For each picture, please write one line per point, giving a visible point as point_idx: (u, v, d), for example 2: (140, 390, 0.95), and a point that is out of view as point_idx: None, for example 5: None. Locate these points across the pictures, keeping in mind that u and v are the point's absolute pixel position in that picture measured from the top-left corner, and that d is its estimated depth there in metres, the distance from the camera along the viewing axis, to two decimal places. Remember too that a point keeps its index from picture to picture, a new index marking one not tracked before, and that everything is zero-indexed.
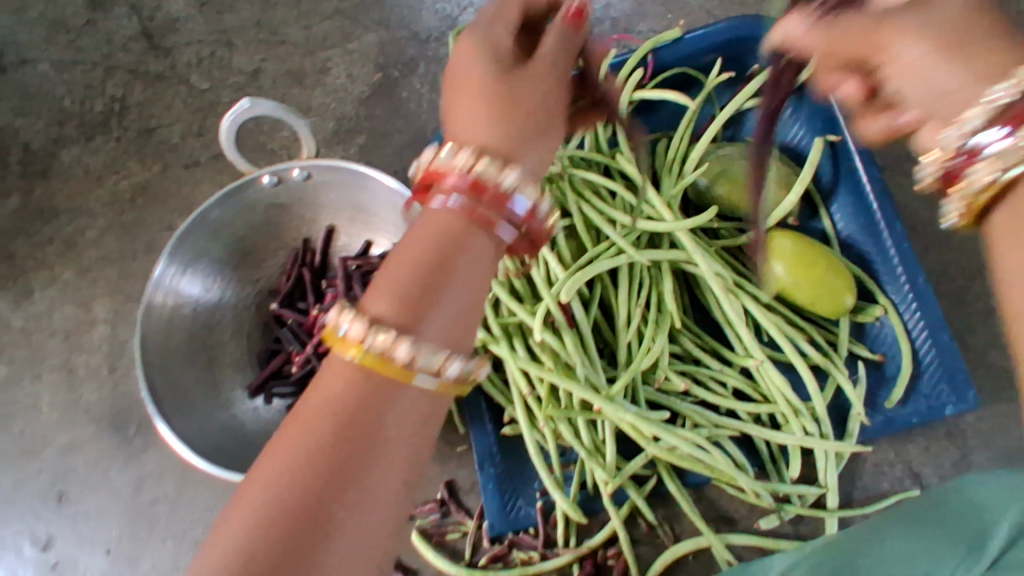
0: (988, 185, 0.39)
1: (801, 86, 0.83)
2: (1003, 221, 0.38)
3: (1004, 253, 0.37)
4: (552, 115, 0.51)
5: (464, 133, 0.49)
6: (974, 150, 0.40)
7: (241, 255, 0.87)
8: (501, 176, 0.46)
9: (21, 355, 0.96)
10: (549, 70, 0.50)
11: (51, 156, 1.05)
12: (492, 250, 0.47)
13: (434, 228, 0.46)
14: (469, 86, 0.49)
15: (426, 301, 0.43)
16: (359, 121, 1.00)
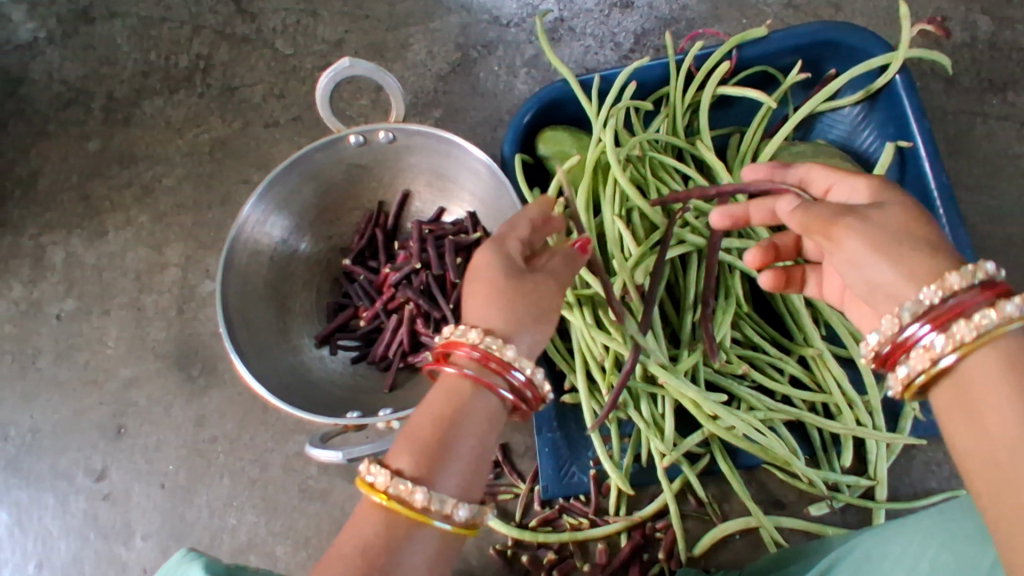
0: (949, 349, 0.43)
1: (875, 93, 0.87)
2: (970, 378, 0.42)
3: (978, 397, 0.41)
4: (555, 289, 0.59)
5: (481, 315, 0.56)
6: (919, 321, 0.45)
7: (320, 210, 0.90)
8: (509, 355, 0.53)
9: (92, 290, 1.01)
10: (547, 287, 0.59)
11: (134, 104, 1.08)
12: (497, 406, 0.53)
13: (448, 398, 0.51)
14: (485, 289, 0.57)
15: (440, 448, 0.49)
16: (437, 95, 1.04)
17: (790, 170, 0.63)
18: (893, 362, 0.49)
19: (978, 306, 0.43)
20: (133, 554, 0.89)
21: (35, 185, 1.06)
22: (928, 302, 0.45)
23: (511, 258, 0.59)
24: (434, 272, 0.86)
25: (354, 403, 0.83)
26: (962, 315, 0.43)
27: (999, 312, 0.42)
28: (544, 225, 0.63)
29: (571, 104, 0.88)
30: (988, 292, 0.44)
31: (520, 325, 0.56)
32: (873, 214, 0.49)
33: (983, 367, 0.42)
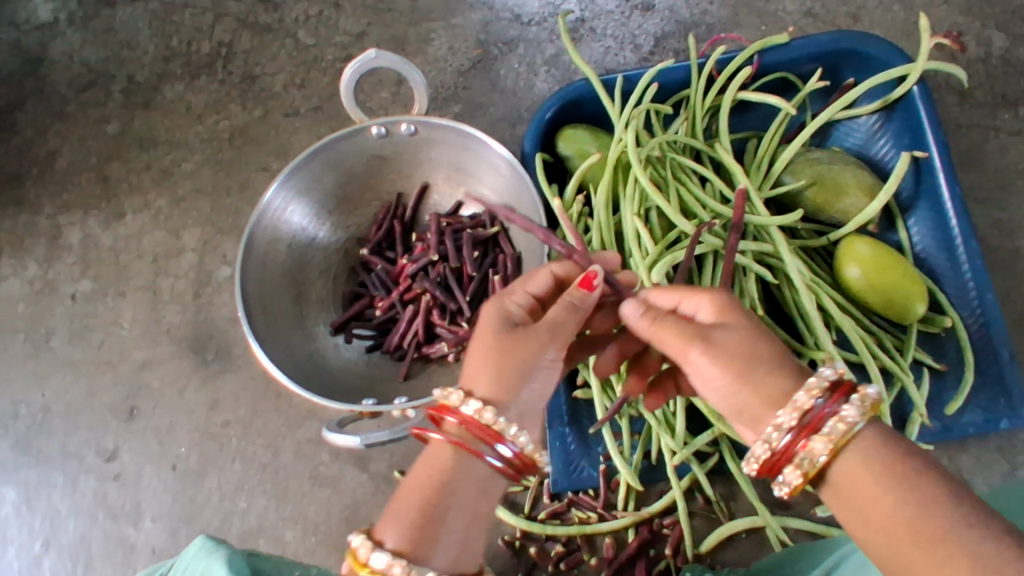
0: (824, 453, 0.46)
1: (892, 103, 0.88)
2: (854, 486, 0.45)
3: (869, 498, 0.44)
4: (550, 341, 0.54)
5: (473, 378, 0.53)
6: (791, 431, 0.47)
7: (339, 200, 0.91)
8: (502, 425, 0.49)
9: (108, 271, 1.01)
10: (545, 340, 0.54)
11: (155, 89, 1.08)
12: (487, 476, 0.50)
13: (435, 468, 0.49)
14: (477, 352, 0.54)
15: (428, 521, 0.47)
16: (457, 90, 1.05)
17: (660, 296, 0.59)
18: (776, 471, 0.49)
19: (833, 411, 0.46)
20: (142, 536, 0.90)
21: (53, 165, 1.07)
22: (791, 422, 0.47)
23: (504, 314, 0.56)
24: (451, 265, 0.87)
25: (370, 392, 0.85)
26: (825, 421, 0.46)
27: (846, 414, 0.46)
28: (540, 274, 0.60)
29: (592, 103, 0.89)
30: (837, 391, 0.47)
31: (510, 390, 0.52)
32: (716, 333, 0.52)
33: (861, 472, 0.45)
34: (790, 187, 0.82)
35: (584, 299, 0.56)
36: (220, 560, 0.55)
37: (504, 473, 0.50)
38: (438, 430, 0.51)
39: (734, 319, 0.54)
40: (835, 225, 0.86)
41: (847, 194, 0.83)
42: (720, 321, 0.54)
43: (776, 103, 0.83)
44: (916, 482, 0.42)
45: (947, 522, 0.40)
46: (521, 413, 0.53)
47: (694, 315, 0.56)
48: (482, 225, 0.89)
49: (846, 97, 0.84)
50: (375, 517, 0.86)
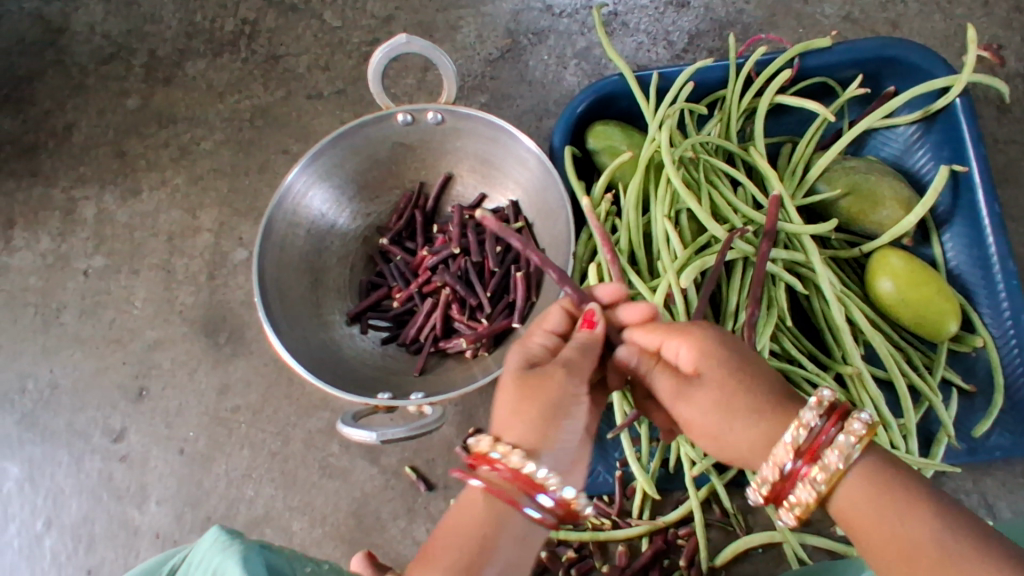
0: (822, 482, 0.45)
1: (933, 114, 0.85)
2: (853, 513, 0.44)
3: (869, 524, 0.43)
4: (568, 376, 0.53)
5: (501, 426, 0.52)
6: (791, 459, 0.46)
7: (361, 186, 0.89)
8: (539, 473, 0.48)
9: (122, 249, 1.00)
10: (563, 378, 0.53)
11: (176, 65, 1.06)
12: (527, 527, 0.48)
13: (471, 518, 0.47)
14: (502, 400, 0.53)
15: (469, 569, 0.45)
16: (484, 80, 1.02)
17: (641, 333, 0.57)
18: (781, 497, 0.49)
19: (831, 437, 0.45)
20: (146, 519, 0.89)
21: (70, 138, 1.05)
22: (786, 456, 0.47)
23: (525, 357, 0.56)
24: (473, 259, 0.85)
25: (384, 383, 0.82)
26: (822, 450, 0.45)
27: (844, 440, 0.45)
28: (553, 311, 0.59)
29: (624, 99, 0.87)
30: (833, 415, 0.46)
31: (540, 434, 0.51)
32: (691, 388, 0.52)
33: (857, 498, 0.44)
34: (825, 195, 0.79)
35: (591, 338, 0.56)
36: (231, 555, 0.54)
37: (545, 523, 0.48)
38: (473, 478, 0.49)
39: (712, 368, 0.51)
40: (869, 236, 0.83)
41: (883, 204, 0.80)
42: (698, 372, 0.52)
43: (814, 107, 0.80)
44: (914, 508, 0.42)
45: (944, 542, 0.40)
46: (556, 458, 0.51)
47: (677, 356, 0.54)
48: (506, 220, 0.87)
49: (888, 106, 0.82)
50: (383, 512, 0.84)
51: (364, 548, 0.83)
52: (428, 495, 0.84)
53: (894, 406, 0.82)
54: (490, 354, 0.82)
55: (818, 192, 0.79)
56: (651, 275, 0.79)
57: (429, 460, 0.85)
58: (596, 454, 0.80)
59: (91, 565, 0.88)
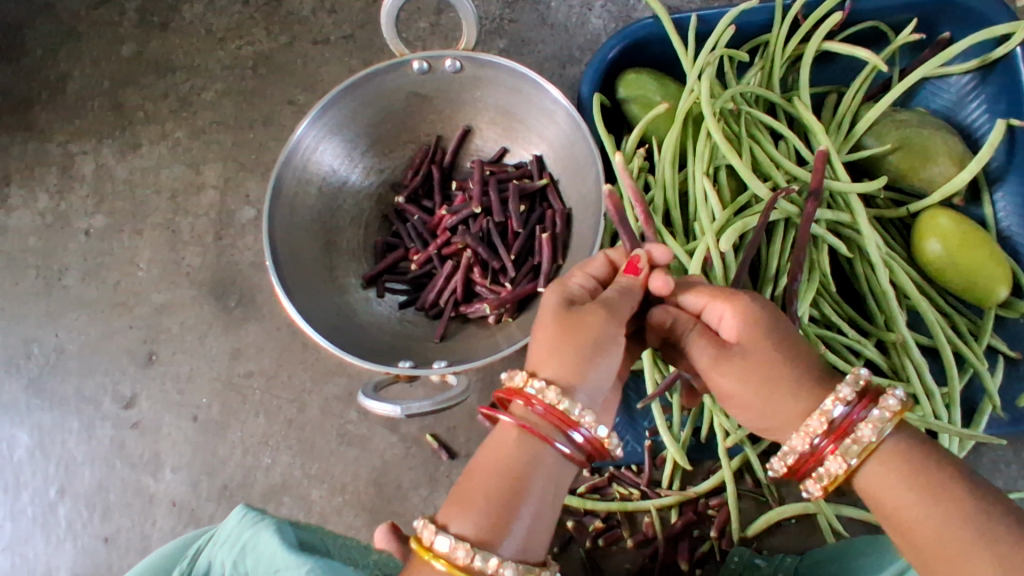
0: (851, 459, 0.44)
1: (991, 62, 0.79)
2: (875, 494, 0.43)
3: (891, 506, 0.42)
4: (609, 319, 0.49)
5: (537, 361, 0.48)
6: (818, 438, 0.45)
7: (374, 139, 0.84)
8: (574, 409, 0.45)
9: (123, 207, 0.95)
10: (602, 320, 0.49)
11: (173, 8, 0.99)
12: (558, 462, 0.45)
13: (503, 453, 0.45)
14: (539, 336, 0.49)
15: (502, 506, 0.43)
16: (502, 24, 0.95)
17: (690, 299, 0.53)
18: (804, 473, 0.47)
19: (860, 419, 0.44)
20: (162, 487, 0.87)
21: (63, 88, 0.99)
22: (819, 430, 0.45)
23: (565, 296, 0.52)
24: (495, 219, 0.80)
25: (405, 351, 0.78)
26: (851, 431, 0.44)
27: (874, 421, 0.43)
28: (596, 258, 0.56)
29: (658, 45, 0.81)
30: (865, 400, 0.44)
31: (575, 370, 0.47)
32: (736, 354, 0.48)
33: (883, 478, 0.43)
34: (875, 151, 0.74)
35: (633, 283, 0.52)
36: (267, 527, 0.53)
37: (575, 459, 0.45)
38: (504, 413, 0.47)
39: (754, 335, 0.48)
40: (917, 195, 0.78)
41: (935, 160, 0.75)
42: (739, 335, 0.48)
43: (864, 55, 0.74)
44: (943, 489, 0.40)
45: (959, 538, 0.38)
46: (591, 396, 0.48)
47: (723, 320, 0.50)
48: (529, 176, 0.83)
49: (946, 52, 0.75)
50: (405, 480, 0.83)
51: (386, 517, 0.82)
52: (451, 464, 0.82)
53: (937, 374, 0.78)
54: (514, 320, 0.79)
55: (867, 147, 0.74)
56: (686, 237, 0.74)
57: (451, 428, 0.82)
58: (624, 423, 0.77)
59: (108, 533, 0.87)
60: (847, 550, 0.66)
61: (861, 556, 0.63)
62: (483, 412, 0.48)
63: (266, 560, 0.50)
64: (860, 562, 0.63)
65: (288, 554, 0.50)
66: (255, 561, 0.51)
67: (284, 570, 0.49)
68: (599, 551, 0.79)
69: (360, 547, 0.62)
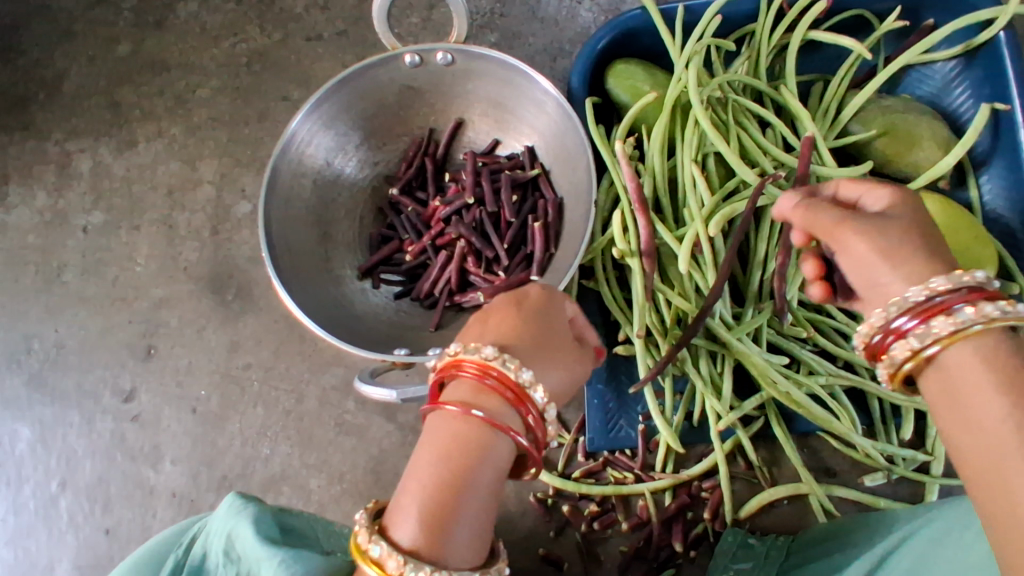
0: (930, 344, 0.41)
1: (975, 49, 0.80)
2: (948, 380, 0.40)
3: (964, 395, 0.38)
4: (558, 321, 0.54)
5: (491, 340, 0.51)
6: (909, 315, 0.42)
7: (367, 133, 0.85)
8: (531, 387, 0.47)
9: (121, 204, 0.96)
10: (550, 320, 0.54)
11: (167, 7, 1.00)
12: (507, 452, 0.46)
13: (453, 446, 0.44)
14: (497, 320, 0.53)
15: (446, 518, 0.42)
16: (493, 18, 0.96)
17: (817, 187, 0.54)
18: (884, 351, 0.45)
19: (962, 305, 0.40)
20: (161, 478, 0.88)
21: (60, 88, 1.00)
22: (912, 305, 0.42)
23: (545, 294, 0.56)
24: (488, 210, 0.81)
25: (401, 340, 0.80)
26: (944, 313, 0.40)
27: (969, 314, 0.40)
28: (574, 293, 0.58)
29: (646, 36, 0.82)
30: (976, 294, 0.40)
31: (537, 364, 0.50)
32: (878, 218, 0.45)
33: (966, 364, 0.39)
34: (860, 137, 0.75)
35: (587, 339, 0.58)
36: (246, 518, 0.52)
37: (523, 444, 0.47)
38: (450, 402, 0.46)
39: (903, 211, 0.46)
40: (903, 179, 0.79)
41: (921, 146, 0.76)
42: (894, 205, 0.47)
43: (851, 43, 0.75)
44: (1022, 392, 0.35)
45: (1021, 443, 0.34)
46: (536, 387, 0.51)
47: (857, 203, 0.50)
48: (520, 166, 0.84)
49: (926, 41, 0.76)
50: (402, 468, 0.84)
51: None
52: None
53: None
54: None
55: (853, 134, 0.75)
56: (676, 224, 0.75)
57: None
58: (618, 408, 0.79)
59: (110, 525, 0.88)
60: (842, 528, 0.67)
61: (856, 532, 0.64)
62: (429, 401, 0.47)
63: (246, 549, 0.50)
64: (853, 539, 0.64)
65: (265, 545, 0.49)
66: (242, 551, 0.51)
67: (255, 566, 0.49)
68: (594, 536, 0.80)
69: (354, 535, 0.63)
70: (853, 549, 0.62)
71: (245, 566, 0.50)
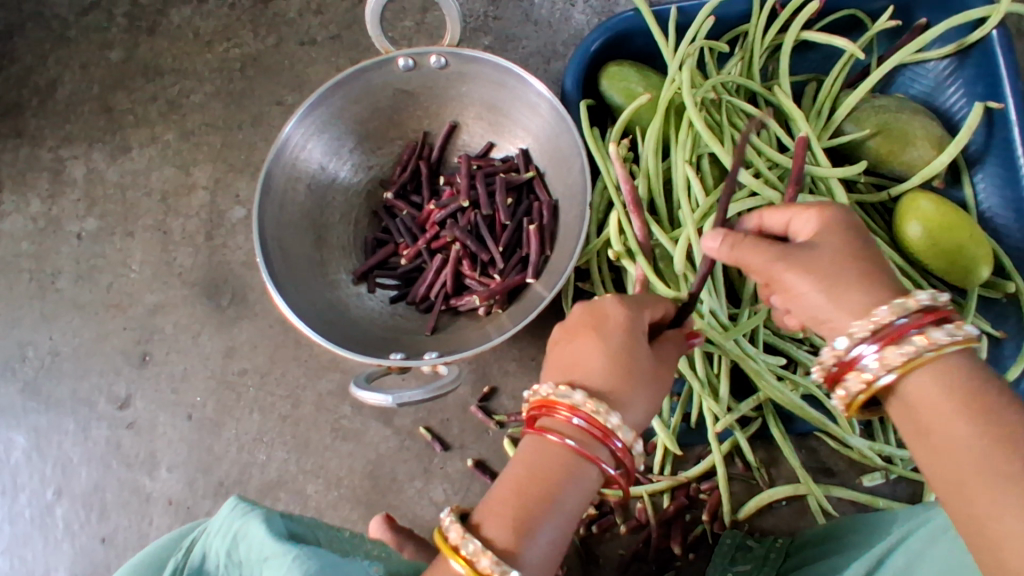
0: (891, 368, 0.43)
1: (967, 47, 0.80)
2: (918, 407, 0.42)
3: (936, 417, 0.40)
4: (651, 364, 0.52)
5: (585, 373, 0.50)
6: (867, 343, 0.44)
7: (362, 137, 0.85)
8: (618, 427, 0.47)
9: (114, 210, 0.96)
10: (645, 356, 0.51)
11: (160, 13, 1.00)
12: (594, 481, 0.47)
13: (551, 470, 0.46)
14: (587, 350, 0.51)
15: (535, 527, 0.45)
16: (487, 21, 0.96)
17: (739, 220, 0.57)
18: (842, 376, 0.46)
19: (924, 329, 0.42)
20: (158, 485, 0.87)
21: (53, 95, 1.00)
22: (866, 334, 0.44)
23: (631, 320, 0.52)
24: (483, 213, 0.81)
25: (397, 344, 0.79)
26: (908, 338, 0.42)
27: (932, 337, 0.42)
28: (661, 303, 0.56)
29: (639, 37, 0.82)
30: (929, 316, 0.43)
31: (628, 411, 0.50)
32: (802, 252, 0.48)
33: (928, 390, 0.41)
34: (853, 137, 0.75)
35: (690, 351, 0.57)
36: (255, 517, 0.52)
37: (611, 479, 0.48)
38: (548, 429, 0.48)
39: (826, 238, 0.48)
40: (897, 179, 0.79)
41: (915, 145, 0.76)
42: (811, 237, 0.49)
43: (843, 43, 0.75)
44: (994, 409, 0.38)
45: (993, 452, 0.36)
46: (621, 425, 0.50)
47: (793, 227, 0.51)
48: (515, 169, 0.84)
49: (921, 38, 0.76)
50: (399, 472, 0.83)
51: (381, 509, 0.82)
52: (445, 455, 0.82)
53: None
54: (505, 311, 0.80)
55: (847, 133, 0.75)
56: (671, 226, 0.75)
57: (443, 420, 0.83)
58: None
59: (106, 533, 0.87)
60: (840, 528, 0.67)
61: (854, 532, 0.64)
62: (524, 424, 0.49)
63: (256, 549, 0.51)
64: (851, 539, 0.64)
65: (276, 543, 0.50)
66: (247, 550, 0.51)
67: (271, 560, 0.49)
68: (592, 538, 0.80)
69: (353, 537, 0.63)
70: (851, 548, 0.62)
71: (254, 562, 0.50)
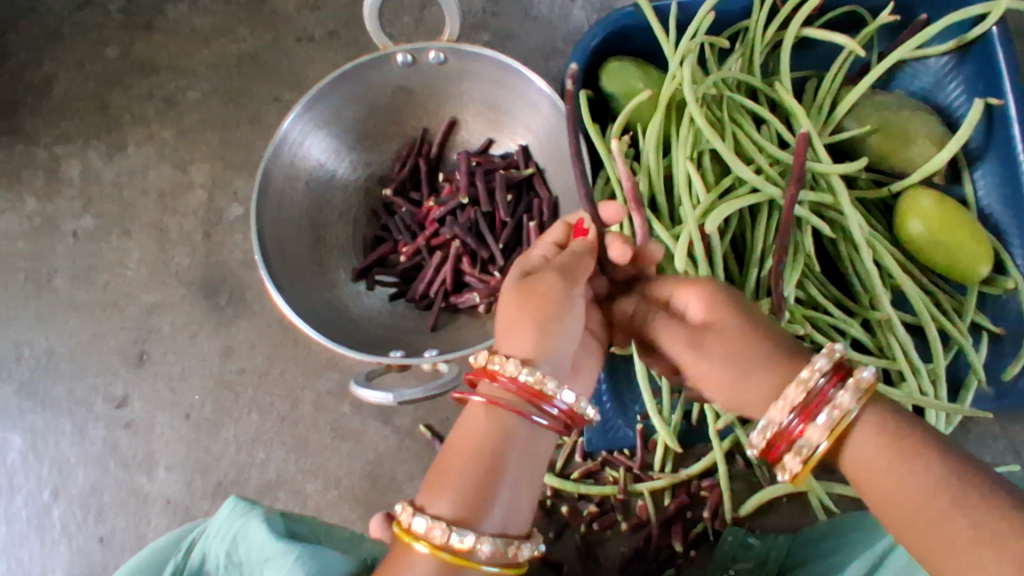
0: (819, 442, 0.42)
1: (967, 44, 0.80)
2: (852, 462, 0.42)
3: (872, 473, 0.40)
4: (565, 287, 0.49)
5: (501, 337, 0.48)
6: (790, 417, 0.43)
7: (360, 134, 0.84)
8: (543, 379, 0.45)
9: (110, 209, 0.95)
10: (554, 289, 0.49)
11: (156, 9, 0.99)
12: (535, 436, 0.45)
13: (475, 429, 0.45)
14: (505, 316, 0.49)
15: (482, 488, 0.42)
16: (485, 17, 0.96)
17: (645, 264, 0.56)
18: (777, 456, 0.45)
19: (832, 395, 0.42)
20: (156, 485, 0.87)
21: (48, 92, 0.99)
22: (787, 412, 0.43)
23: (524, 268, 0.52)
24: (483, 210, 0.81)
25: (395, 342, 0.79)
26: (823, 408, 0.42)
27: (843, 400, 0.42)
28: (555, 225, 0.55)
29: (639, 36, 0.82)
30: (835, 378, 0.42)
31: (537, 342, 0.47)
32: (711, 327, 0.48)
33: (862, 450, 0.41)
34: (855, 133, 0.75)
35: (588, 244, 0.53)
36: (257, 519, 0.53)
37: (551, 430, 0.46)
38: (476, 394, 0.46)
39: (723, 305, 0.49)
40: (897, 176, 0.79)
41: (915, 142, 0.76)
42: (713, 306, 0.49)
43: (846, 37, 0.75)
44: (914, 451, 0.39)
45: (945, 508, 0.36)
46: (557, 366, 0.48)
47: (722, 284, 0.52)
48: (514, 166, 0.83)
49: (922, 34, 0.75)
50: (399, 472, 0.83)
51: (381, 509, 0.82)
52: None
53: (923, 351, 0.79)
54: None
55: (849, 130, 0.74)
56: (672, 223, 0.75)
57: (443, 420, 0.83)
58: (615, 408, 0.78)
59: (103, 533, 0.87)
60: (843, 525, 0.66)
61: (855, 530, 0.64)
62: (456, 397, 0.47)
63: (257, 549, 0.50)
64: (852, 537, 0.63)
65: (278, 543, 0.50)
66: (247, 551, 0.51)
67: (272, 558, 0.49)
68: (593, 537, 0.79)
69: (353, 537, 0.63)
70: (850, 546, 0.62)
71: (254, 562, 0.50)
